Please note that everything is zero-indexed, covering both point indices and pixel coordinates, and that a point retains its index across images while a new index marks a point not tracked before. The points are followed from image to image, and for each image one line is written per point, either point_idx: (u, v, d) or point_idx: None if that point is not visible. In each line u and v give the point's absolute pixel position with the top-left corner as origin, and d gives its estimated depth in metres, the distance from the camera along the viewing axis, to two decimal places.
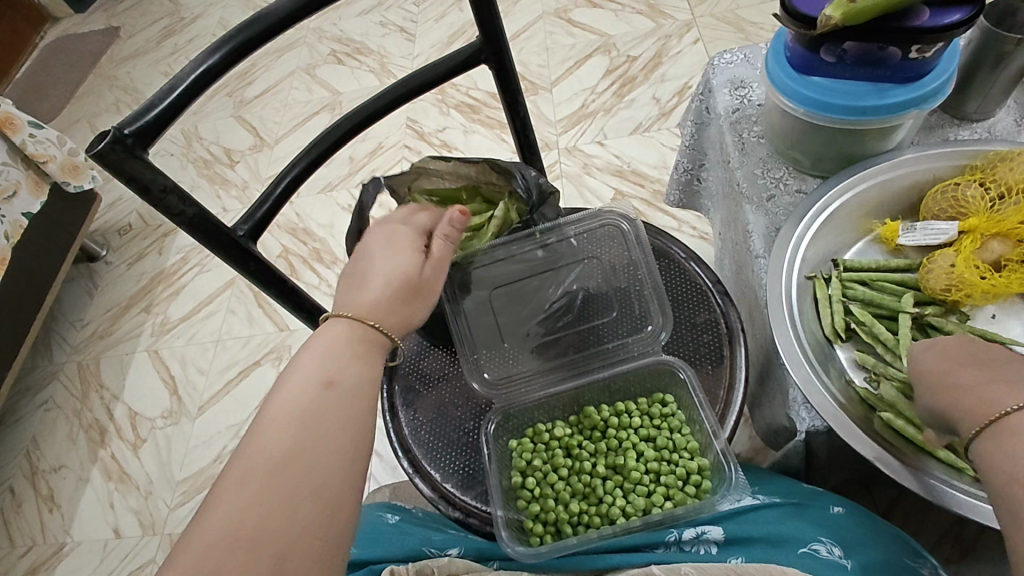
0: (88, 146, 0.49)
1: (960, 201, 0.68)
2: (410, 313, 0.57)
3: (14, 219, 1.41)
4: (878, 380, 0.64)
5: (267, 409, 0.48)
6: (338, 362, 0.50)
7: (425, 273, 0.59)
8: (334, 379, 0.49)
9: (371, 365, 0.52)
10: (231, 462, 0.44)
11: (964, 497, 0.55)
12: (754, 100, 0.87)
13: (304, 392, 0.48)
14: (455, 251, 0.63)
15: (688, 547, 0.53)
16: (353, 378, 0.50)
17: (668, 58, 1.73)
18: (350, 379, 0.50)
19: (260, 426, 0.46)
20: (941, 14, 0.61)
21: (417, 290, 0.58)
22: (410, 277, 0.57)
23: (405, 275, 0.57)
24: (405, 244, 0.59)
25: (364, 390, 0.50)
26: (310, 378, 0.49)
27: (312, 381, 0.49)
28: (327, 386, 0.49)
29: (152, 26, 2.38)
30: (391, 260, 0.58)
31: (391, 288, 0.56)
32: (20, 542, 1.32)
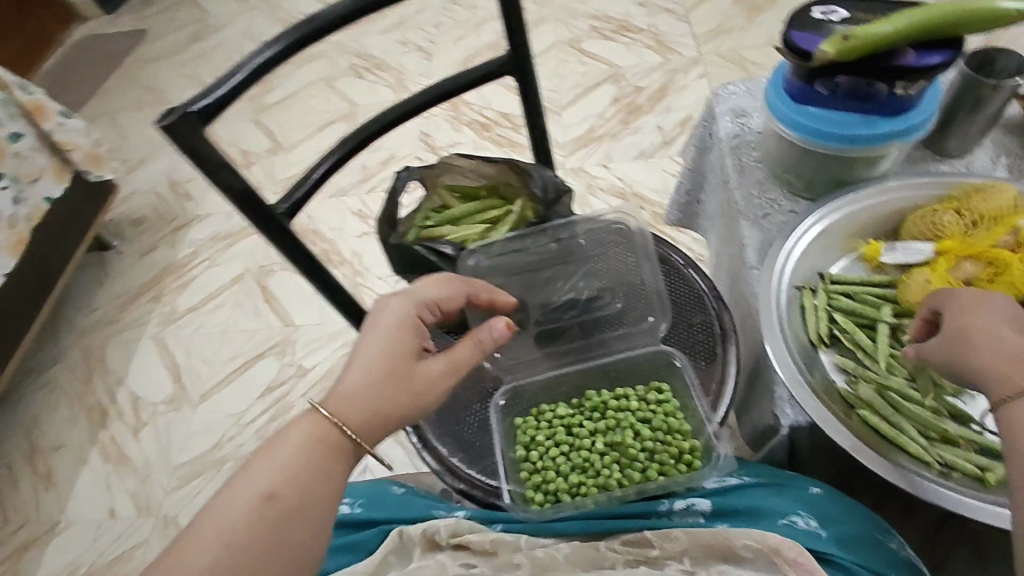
0: (157, 120, 0.56)
1: (938, 226, 0.73)
2: (394, 414, 0.56)
3: (35, 202, 1.45)
4: (856, 381, 0.70)
5: (222, 498, 0.49)
6: (287, 471, 0.50)
7: (415, 365, 0.58)
8: (275, 493, 0.49)
9: (330, 475, 0.52)
10: (170, 545, 0.47)
11: (930, 486, 0.60)
12: (754, 127, 0.90)
13: (243, 503, 0.49)
14: (470, 355, 0.62)
15: (678, 517, 0.65)
16: (293, 491, 0.50)
17: (673, 91, 1.82)
18: (291, 491, 0.50)
19: (209, 520, 0.48)
20: (924, 55, 0.67)
21: (403, 381, 0.57)
22: (399, 367, 0.57)
23: (399, 379, 0.56)
24: (409, 327, 0.60)
25: (307, 506, 0.50)
26: (254, 486, 0.50)
27: (257, 487, 0.49)
28: (267, 499, 0.49)
29: (178, 31, 2.47)
30: (390, 360, 0.57)
31: (379, 376, 0.56)
32: (14, 518, 1.34)
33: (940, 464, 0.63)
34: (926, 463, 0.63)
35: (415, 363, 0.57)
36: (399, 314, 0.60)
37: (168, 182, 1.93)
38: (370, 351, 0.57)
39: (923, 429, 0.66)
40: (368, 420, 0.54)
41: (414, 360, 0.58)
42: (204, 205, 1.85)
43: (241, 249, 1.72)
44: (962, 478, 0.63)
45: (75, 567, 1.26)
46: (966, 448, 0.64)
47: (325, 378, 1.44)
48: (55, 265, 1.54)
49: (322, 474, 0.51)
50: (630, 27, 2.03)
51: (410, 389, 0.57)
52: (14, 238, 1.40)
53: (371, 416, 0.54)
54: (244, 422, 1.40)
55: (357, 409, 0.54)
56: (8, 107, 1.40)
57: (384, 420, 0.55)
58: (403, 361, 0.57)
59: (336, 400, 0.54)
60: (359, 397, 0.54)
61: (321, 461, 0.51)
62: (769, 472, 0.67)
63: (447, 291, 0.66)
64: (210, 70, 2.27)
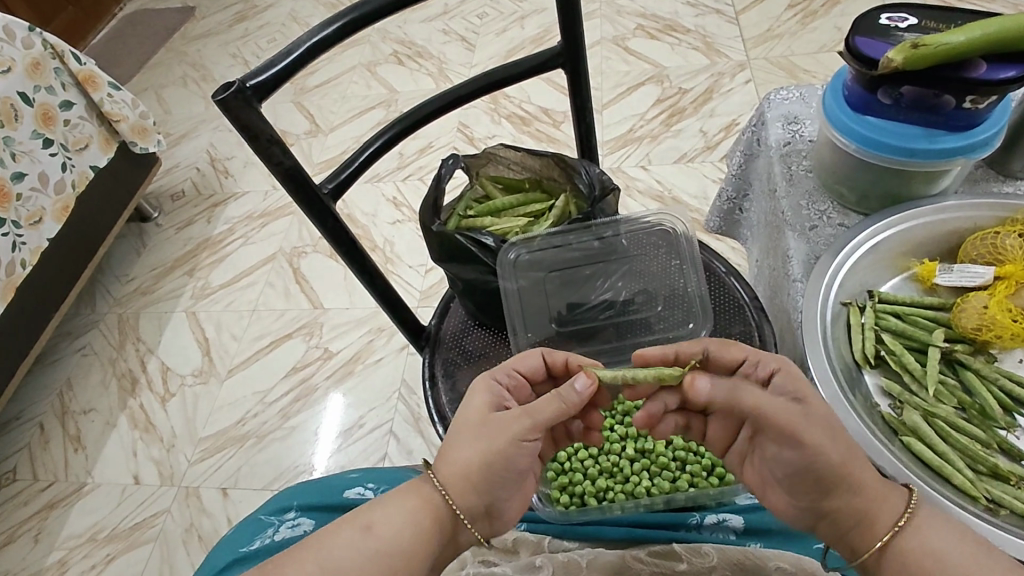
0: (214, 94, 0.57)
1: (998, 249, 0.68)
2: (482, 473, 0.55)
3: (82, 170, 1.48)
4: (902, 406, 0.66)
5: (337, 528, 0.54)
6: (390, 511, 0.54)
7: (495, 417, 0.56)
8: (374, 527, 0.53)
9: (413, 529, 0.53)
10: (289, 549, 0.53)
11: (983, 526, 0.55)
12: (806, 136, 0.87)
13: (347, 531, 0.53)
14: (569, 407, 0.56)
15: (708, 531, 0.65)
16: (390, 530, 0.53)
17: (718, 95, 1.78)
18: (387, 532, 0.53)
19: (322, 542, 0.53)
20: (998, 69, 0.63)
21: (485, 434, 0.56)
22: (481, 421, 0.57)
23: (478, 429, 0.56)
24: (483, 388, 0.60)
25: (396, 549, 0.52)
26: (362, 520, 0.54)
27: (361, 521, 0.53)
28: (365, 529, 0.53)
29: (225, 10, 2.50)
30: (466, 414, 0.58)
31: (464, 432, 0.56)
32: (42, 476, 1.37)
33: (987, 499, 0.60)
34: (972, 497, 0.60)
35: (495, 417, 0.56)
36: (484, 379, 0.62)
37: (209, 159, 1.96)
38: (458, 415, 0.58)
39: (970, 461, 0.63)
40: (459, 478, 0.55)
41: (494, 416, 0.57)
42: (241, 183, 1.87)
43: (275, 229, 1.74)
44: (1009, 516, 0.60)
45: (98, 529, 1.29)
46: (1017, 485, 0.61)
47: (349, 363, 1.44)
48: (96, 233, 1.58)
49: (418, 523, 0.54)
50: (677, 28, 1.99)
51: (492, 443, 0.55)
52: (60, 204, 1.43)
53: (459, 473, 0.55)
54: (268, 400, 1.41)
55: (447, 467, 0.55)
56: (61, 76, 1.44)
57: (473, 474, 0.54)
58: (483, 417, 0.57)
59: (441, 465, 0.56)
60: (449, 455, 0.56)
61: (418, 506, 0.54)
62: None
63: (526, 356, 0.65)
64: (254, 50, 2.30)
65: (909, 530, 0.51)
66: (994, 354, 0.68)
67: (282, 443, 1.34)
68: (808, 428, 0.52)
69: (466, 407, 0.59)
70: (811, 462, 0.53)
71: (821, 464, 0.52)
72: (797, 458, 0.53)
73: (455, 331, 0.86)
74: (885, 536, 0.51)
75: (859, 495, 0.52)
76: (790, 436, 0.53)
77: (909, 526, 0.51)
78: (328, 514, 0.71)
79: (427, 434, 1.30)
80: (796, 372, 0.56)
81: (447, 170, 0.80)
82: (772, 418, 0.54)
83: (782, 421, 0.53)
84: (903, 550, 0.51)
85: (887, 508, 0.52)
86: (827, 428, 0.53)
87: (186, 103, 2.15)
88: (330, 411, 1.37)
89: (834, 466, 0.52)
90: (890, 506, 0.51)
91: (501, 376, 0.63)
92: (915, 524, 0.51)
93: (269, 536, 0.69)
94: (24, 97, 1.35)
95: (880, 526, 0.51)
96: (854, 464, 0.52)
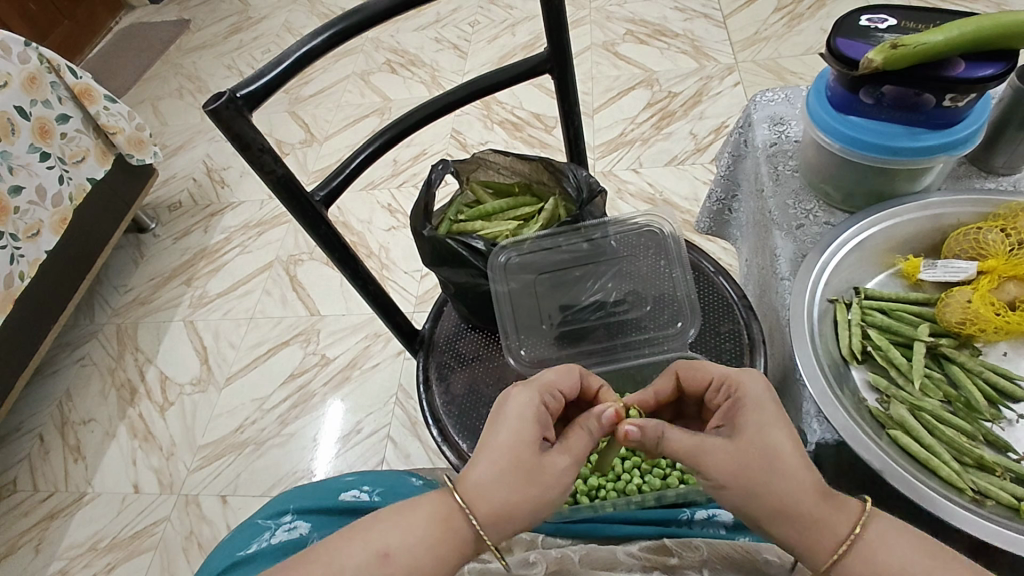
0: (206, 104, 0.58)
1: (981, 244, 0.69)
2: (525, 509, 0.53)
3: (79, 182, 1.50)
4: (889, 401, 0.66)
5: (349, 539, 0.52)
6: (408, 535, 0.51)
7: (546, 460, 0.55)
8: (389, 552, 0.50)
9: (427, 555, 0.51)
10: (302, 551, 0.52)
11: (969, 516, 0.55)
12: (792, 136, 0.88)
13: (361, 549, 0.51)
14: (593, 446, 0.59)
15: (698, 527, 0.67)
16: (407, 555, 0.51)
17: (708, 97, 1.80)
18: (405, 564, 0.50)
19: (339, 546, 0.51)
20: (976, 67, 0.65)
21: (536, 476, 0.54)
22: (530, 460, 0.54)
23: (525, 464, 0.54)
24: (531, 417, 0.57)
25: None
26: (377, 540, 0.51)
27: (375, 544, 0.51)
28: (382, 558, 0.50)
29: (220, 23, 2.52)
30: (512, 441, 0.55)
31: (508, 470, 0.53)
32: (43, 487, 1.38)
33: (974, 490, 0.60)
34: (959, 489, 0.60)
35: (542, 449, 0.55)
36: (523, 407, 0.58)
37: (205, 169, 1.97)
38: (499, 442, 0.55)
39: (957, 454, 0.63)
40: (500, 514, 0.53)
41: (545, 458, 0.55)
42: (237, 192, 1.89)
43: (272, 238, 1.75)
44: (995, 507, 0.60)
45: (98, 539, 1.29)
46: (1002, 476, 0.61)
47: (346, 369, 1.45)
48: (93, 245, 1.59)
49: (438, 549, 0.51)
50: (667, 32, 2.01)
51: (545, 491, 0.54)
52: (58, 216, 1.44)
53: (503, 513, 0.53)
54: (266, 407, 1.42)
55: (488, 506, 0.53)
56: (57, 89, 1.46)
57: (513, 514, 0.53)
58: (528, 453, 0.55)
59: (475, 494, 0.53)
60: (491, 492, 0.53)
61: (441, 536, 0.52)
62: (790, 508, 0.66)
63: (562, 375, 0.63)
64: (249, 61, 2.32)
65: (854, 552, 0.49)
66: (979, 347, 0.68)
67: (281, 449, 1.35)
68: (749, 460, 0.52)
69: (507, 432, 0.55)
70: (750, 492, 0.52)
71: (761, 497, 0.51)
72: (735, 495, 0.53)
73: (448, 334, 0.87)
74: (831, 559, 0.50)
75: (801, 525, 0.51)
76: (731, 476, 0.53)
77: (856, 546, 0.50)
78: (324, 517, 0.72)
79: (424, 437, 1.30)
80: (744, 401, 0.56)
81: (437, 176, 0.81)
82: (705, 454, 0.54)
83: (715, 459, 0.54)
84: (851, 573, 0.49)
85: (829, 536, 0.50)
86: (767, 460, 0.52)
87: (182, 114, 2.17)
88: (328, 418, 1.38)
89: (767, 496, 0.51)
90: (836, 529, 0.50)
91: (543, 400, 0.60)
92: (860, 545, 0.50)
93: (266, 539, 0.69)
94: (21, 111, 1.36)
95: (823, 550, 0.50)
96: (795, 491, 0.51)
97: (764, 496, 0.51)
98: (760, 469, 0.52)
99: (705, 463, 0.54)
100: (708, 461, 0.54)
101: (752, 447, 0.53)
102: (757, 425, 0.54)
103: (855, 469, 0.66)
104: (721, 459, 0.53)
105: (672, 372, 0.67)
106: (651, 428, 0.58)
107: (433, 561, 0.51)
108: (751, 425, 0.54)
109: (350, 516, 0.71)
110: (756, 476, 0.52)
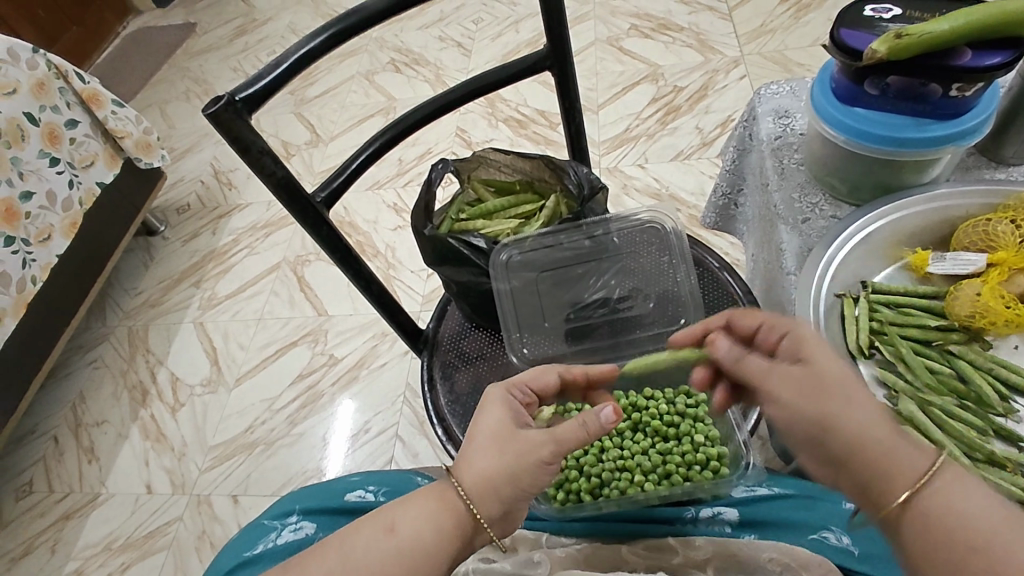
0: (205, 108, 0.58)
1: (991, 235, 0.68)
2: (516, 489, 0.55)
3: (88, 187, 1.51)
4: (898, 396, 0.65)
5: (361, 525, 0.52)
6: (408, 511, 0.53)
7: (521, 433, 0.56)
8: (395, 527, 0.52)
9: (431, 526, 0.52)
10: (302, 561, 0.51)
11: None
12: (797, 129, 0.87)
13: (369, 530, 0.52)
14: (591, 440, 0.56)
15: (703, 525, 0.66)
16: (411, 531, 0.51)
17: (713, 92, 1.78)
18: (408, 532, 0.51)
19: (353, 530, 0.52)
20: (983, 56, 0.63)
21: (508, 446, 0.56)
22: (506, 434, 0.56)
23: (506, 436, 0.56)
24: (503, 404, 0.60)
25: (417, 552, 0.51)
26: (381, 519, 0.52)
27: (383, 520, 0.52)
28: (386, 531, 0.51)
29: (225, 26, 2.54)
30: (493, 420, 0.58)
31: (484, 444, 0.56)
32: (58, 488, 1.40)
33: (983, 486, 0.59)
34: None
35: (520, 435, 0.56)
36: (503, 399, 0.60)
37: (212, 172, 1.99)
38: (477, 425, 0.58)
39: (966, 448, 0.62)
40: (480, 484, 0.54)
41: (519, 431, 0.57)
42: (245, 195, 1.90)
43: (279, 239, 1.76)
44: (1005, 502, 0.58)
45: (112, 539, 1.31)
46: (1012, 471, 0.60)
47: (354, 368, 1.46)
48: (104, 248, 1.60)
49: (438, 523, 0.52)
50: (671, 26, 2.00)
51: (522, 462, 0.55)
52: (68, 220, 1.46)
53: (487, 483, 0.54)
54: (276, 407, 1.43)
55: (474, 478, 0.54)
56: (65, 95, 1.47)
57: (499, 487, 0.54)
58: (507, 431, 0.57)
59: (465, 473, 0.55)
60: (471, 461, 0.55)
61: (439, 510, 0.53)
62: (800, 485, 0.68)
63: (538, 373, 0.65)
64: (255, 63, 2.33)
65: (932, 485, 0.46)
66: (989, 341, 0.67)
67: (290, 449, 1.36)
68: (820, 384, 0.52)
69: (486, 419, 0.58)
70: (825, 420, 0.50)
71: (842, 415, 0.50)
72: (805, 417, 0.52)
73: (452, 333, 0.87)
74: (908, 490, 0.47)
75: (887, 434, 0.49)
76: (793, 392, 0.53)
77: (934, 481, 0.46)
78: (330, 518, 0.72)
79: (432, 436, 1.31)
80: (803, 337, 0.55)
81: (437, 174, 0.81)
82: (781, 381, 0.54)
83: (788, 381, 0.53)
84: (928, 498, 0.46)
85: (909, 457, 0.48)
86: (842, 381, 0.51)
87: (188, 118, 2.19)
88: (338, 417, 1.39)
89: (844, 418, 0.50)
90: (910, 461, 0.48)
91: (516, 391, 0.63)
92: (943, 476, 0.46)
93: (273, 540, 0.70)
94: (30, 118, 1.38)
95: (904, 479, 0.47)
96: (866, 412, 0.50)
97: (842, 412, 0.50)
98: (826, 408, 0.51)
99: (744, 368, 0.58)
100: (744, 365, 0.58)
101: (823, 371, 0.52)
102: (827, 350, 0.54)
103: None
104: (796, 380, 0.53)
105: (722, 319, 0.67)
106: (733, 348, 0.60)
107: (436, 533, 0.52)
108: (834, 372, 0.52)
109: (356, 516, 0.72)
110: (830, 396, 0.51)
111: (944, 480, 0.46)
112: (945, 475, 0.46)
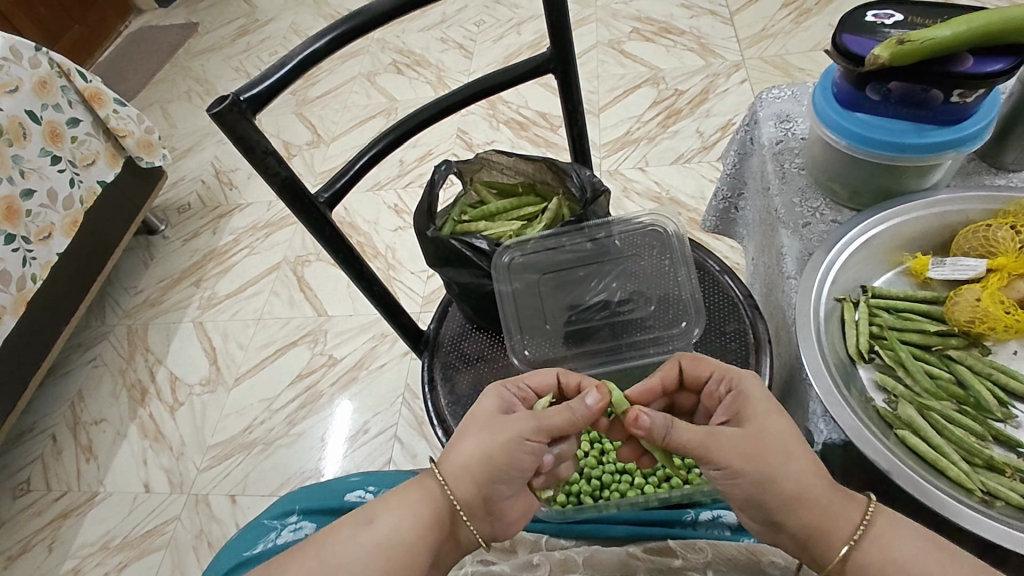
0: (210, 107, 0.58)
1: (990, 241, 0.68)
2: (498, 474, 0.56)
3: (89, 185, 1.51)
4: (897, 400, 0.65)
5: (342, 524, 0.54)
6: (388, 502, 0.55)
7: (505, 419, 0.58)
8: (375, 519, 0.54)
9: (410, 517, 0.54)
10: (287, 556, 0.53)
11: (975, 515, 0.54)
12: (798, 134, 0.87)
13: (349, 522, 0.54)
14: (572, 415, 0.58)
15: (703, 528, 0.67)
16: (390, 523, 0.54)
17: (714, 95, 1.78)
18: (389, 525, 0.54)
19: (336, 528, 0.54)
20: (984, 62, 0.63)
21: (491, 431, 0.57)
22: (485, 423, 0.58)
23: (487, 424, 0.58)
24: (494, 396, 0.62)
25: (397, 541, 0.53)
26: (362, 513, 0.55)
27: (363, 514, 0.55)
28: (366, 522, 0.54)
29: (228, 25, 2.54)
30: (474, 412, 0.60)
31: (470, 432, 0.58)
32: (56, 487, 1.40)
33: (982, 491, 0.59)
34: (967, 489, 0.59)
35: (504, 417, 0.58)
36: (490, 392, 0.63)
37: (213, 172, 1.99)
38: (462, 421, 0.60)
39: (966, 454, 0.61)
40: (461, 471, 0.56)
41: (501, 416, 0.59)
42: (246, 195, 1.90)
43: (280, 239, 1.76)
44: (1004, 507, 0.58)
45: (109, 538, 1.31)
46: (1011, 477, 0.60)
47: (354, 369, 1.46)
48: (104, 246, 1.60)
49: (416, 510, 0.55)
50: (673, 30, 2.00)
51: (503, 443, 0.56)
52: (69, 219, 1.46)
53: (467, 469, 0.56)
54: (275, 407, 1.43)
55: (455, 468, 0.56)
56: (68, 93, 1.47)
57: (481, 474, 0.56)
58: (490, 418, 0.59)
59: (448, 465, 0.57)
60: (455, 452, 0.57)
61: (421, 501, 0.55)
62: None
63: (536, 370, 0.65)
64: (256, 63, 2.33)
65: (868, 539, 0.50)
66: (988, 346, 0.67)
67: (289, 449, 1.36)
68: (762, 445, 0.52)
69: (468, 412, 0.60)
70: (765, 481, 0.52)
71: (776, 482, 0.51)
72: (748, 481, 0.52)
73: (453, 335, 0.87)
74: (844, 548, 0.51)
75: (825, 493, 0.52)
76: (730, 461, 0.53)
77: (868, 535, 0.51)
78: (330, 519, 0.72)
79: (431, 437, 1.31)
80: (748, 394, 0.57)
81: (440, 176, 0.81)
82: (718, 441, 0.54)
83: (729, 444, 0.53)
84: (864, 556, 0.50)
85: (845, 519, 0.51)
86: (780, 444, 0.52)
87: (190, 117, 2.19)
88: (338, 417, 1.39)
89: (785, 482, 0.51)
90: (847, 516, 0.51)
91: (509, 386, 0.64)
92: (875, 530, 0.51)
93: (272, 539, 0.70)
94: (31, 115, 1.38)
95: (839, 537, 0.51)
96: (804, 477, 0.52)
97: (780, 479, 0.51)
98: (768, 472, 0.52)
99: (676, 438, 0.55)
100: (679, 437, 0.55)
101: (764, 431, 0.53)
102: (762, 413, 0.55)
103: (860, 470, 0.66)
104: (736, 446, 0.53)
105: (673, 366, 0.66)
106: (661, 418, 0.55)
107: (415, 524, 0.54)
108: (772, 440, 0.53)
109: None
110: (774, 460, 0.52)
111: (879, 531, 0.51)
112: (875, 532, 0.51)
